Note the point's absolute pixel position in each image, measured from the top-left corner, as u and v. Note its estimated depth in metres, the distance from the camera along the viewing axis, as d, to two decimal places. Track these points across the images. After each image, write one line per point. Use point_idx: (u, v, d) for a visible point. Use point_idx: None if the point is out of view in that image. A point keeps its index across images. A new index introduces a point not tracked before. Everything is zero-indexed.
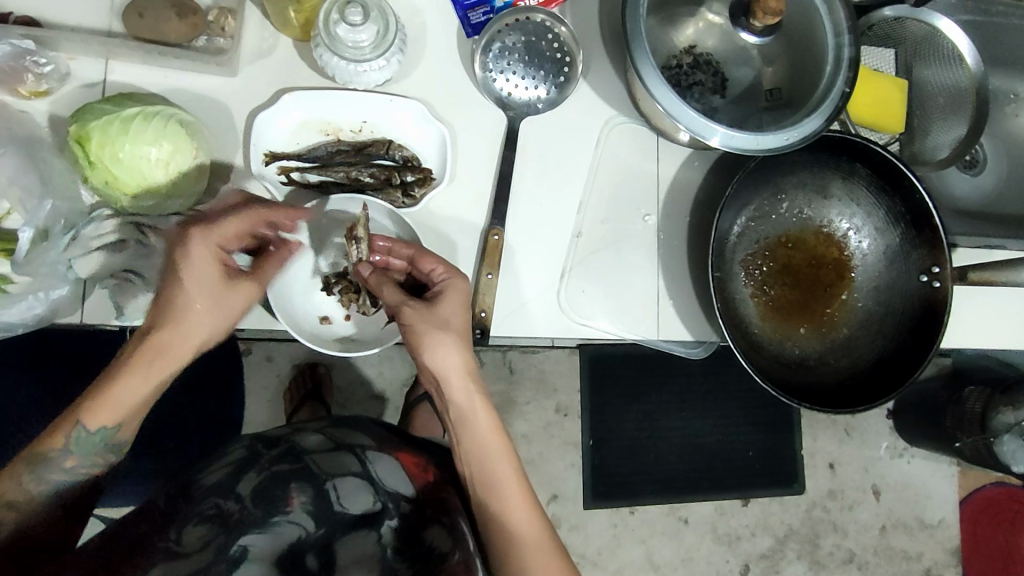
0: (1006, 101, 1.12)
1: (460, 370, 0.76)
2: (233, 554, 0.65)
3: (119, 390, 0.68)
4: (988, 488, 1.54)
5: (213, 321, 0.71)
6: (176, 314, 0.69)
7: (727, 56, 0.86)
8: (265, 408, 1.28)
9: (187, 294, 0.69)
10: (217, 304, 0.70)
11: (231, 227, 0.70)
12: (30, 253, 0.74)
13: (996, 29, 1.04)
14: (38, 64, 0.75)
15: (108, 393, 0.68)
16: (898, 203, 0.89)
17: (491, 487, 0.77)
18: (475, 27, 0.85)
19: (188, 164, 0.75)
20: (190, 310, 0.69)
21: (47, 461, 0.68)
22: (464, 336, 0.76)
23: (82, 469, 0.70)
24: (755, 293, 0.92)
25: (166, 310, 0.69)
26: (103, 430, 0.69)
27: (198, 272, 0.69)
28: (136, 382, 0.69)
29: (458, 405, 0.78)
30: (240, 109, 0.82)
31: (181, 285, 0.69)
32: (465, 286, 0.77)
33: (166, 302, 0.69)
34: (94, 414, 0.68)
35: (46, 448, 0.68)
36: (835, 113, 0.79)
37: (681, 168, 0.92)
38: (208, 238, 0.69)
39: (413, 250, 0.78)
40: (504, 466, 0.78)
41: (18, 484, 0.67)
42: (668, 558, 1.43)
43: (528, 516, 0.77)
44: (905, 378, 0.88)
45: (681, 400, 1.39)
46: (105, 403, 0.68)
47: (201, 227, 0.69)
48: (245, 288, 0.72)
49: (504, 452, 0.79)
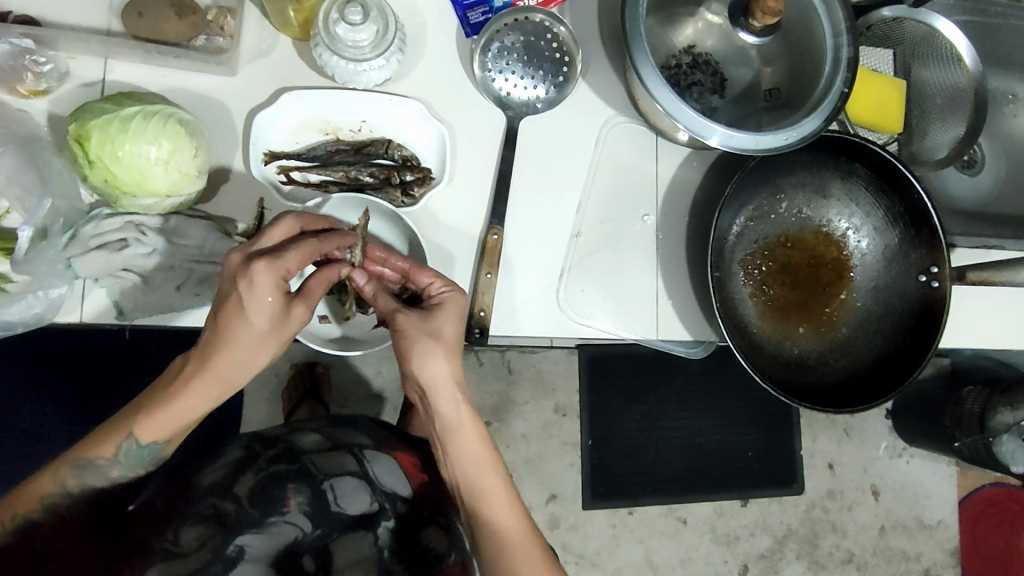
0: (1004, 102, 1.12)
1: (449, 380, 0.75)
2: (230, 554, 0.66)
3: (171, 412, 0.65)
4: (987, 489, 1.54)
5: (269, 353, 0.67)
6: (232, 343, 0.64)
7: (726, 55, 0.86)
8: (264, 408, 1.27)
9: (249, 325, 0.64)
10: (278, 336, 0.66)
11: (296, 258, 0.65)
12: (28, 252, 0.74)
13: (994, 29, 1.05)
14: (37, 63, 0.75)
15: (160, 414, 0.64)
16: (896, 202, 0.90)
17: (476, 494, 0.74)
18: (474, 26, 0.85)
19: (188, 163, 0.73)
20: (250, 343, 0.65)
21: (92, 468, 0.66)
22: (455, 346, 0.75)
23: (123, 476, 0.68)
24: (754, 292, 0.92)
25: (220, 337, 0.65)
26: (153, 445, 0.66)
27: (262, 301, 0.64)
28: (188, 406, 0.65)
29: (443, 416, 0.76)
30: (239, 108, 0.82)
31: (244, 319, 0.64)
32: (465, 301, 0.76)
33: (224, 334, 0.64)
34: (146, 430, 0.65)
35: (92, 456, 0.66)
36: (833, 113, 0.79)
37: (680, 168, 0.92)
38: (273, 271, 0.64)
39: (409, 262, 0.77)
40: (488, 473, 0.75)
41: (58, 486, 0.65)
42: (667, 558, 1.43)
43: (515, 521, 0.74)
44: (903, 378, 0.88)
45: (680, 400, 1.39)
46: (157, 422, 0.65)
47: (265, 260, 0.63)
48: (304, 318, 0.68)
49: (490, 457, 0.76)
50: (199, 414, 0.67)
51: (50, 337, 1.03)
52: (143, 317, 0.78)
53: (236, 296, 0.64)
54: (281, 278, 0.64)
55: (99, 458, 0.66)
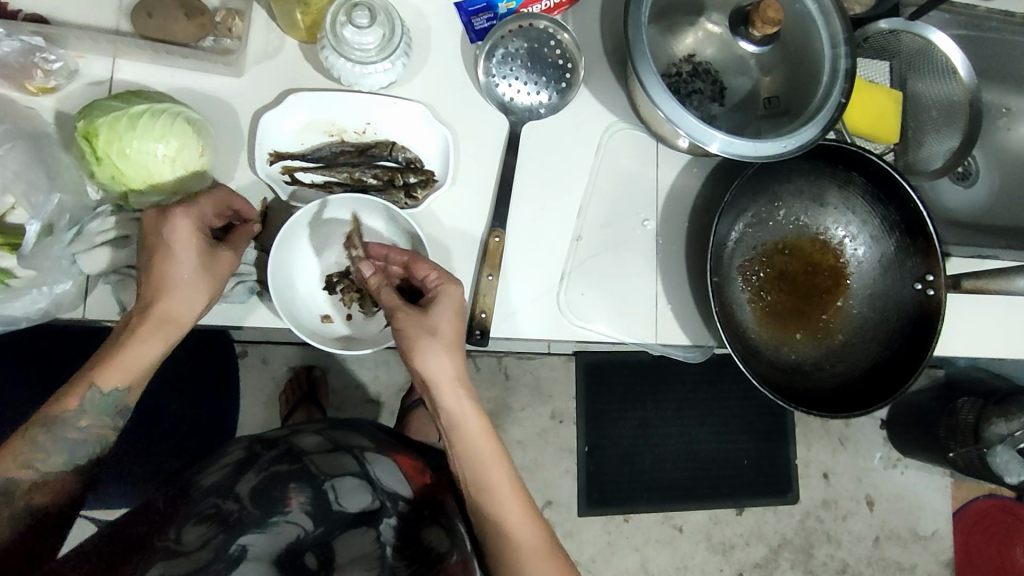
0: (998, 116, 1.14)
1: (453, 380, 0.76)
2: (233, 553, 0.64)
3: (127, 358, 0.70)
4: (981, 500, 1.54)
5: (210, 295, 0.72)
6: (173, 288, 0.70)
7: (726, 65, 0.87)
8: (260, 411, 1.28)
9: (184, 267, 0.70)
10: (212, 274, 0.72)
11: (209, 205, 0.72)
12: (35, 247, 0.74)
13: (990, 44, 1.06)
14: (47, 61, 0.76)
15: (117, 360, 0.70)
16: (893, 211, 0.91)
17: (480, 488, 0.75)
18: (478, 32, 0.87)
19: (194, 161, 0.75)
20: (187, 286, 0.70)
21: (62, 422, 0.69)
22: (454, 342, 0.76)
23: (93, 428, 0.71)
24: (752, 298, 0.93)
25: (159, 285, 0.70)
26: (116, 391, 0.71)
27: (188, 244, 0.70)
28: (142, 350, 0.70)
29: (452, 412, 0.76)
30: (246, 110, 0.83)
31: (173, 263, 0.69)
32: (458, 292, 0.76)
33: (162, 279, 0.70)
34: (106, 376, 0.70)
35: (60, 411, 0.69)
36: (832, 122, 0.80)
37: (680, 174, 0.93)
38: (189, 215, 0.70)
39: (409, 255, 0.79)
40: (494, 464, 0.76)
41: (37, 439, 0.68)
42: (663, 567, 1.43)
43: (518, 512, 0.75)
44: (900, 384, 0.88)
45: (677, 408, 1.42)
46: (119, 369, 0.70)
47: (180, 206, 0.69)
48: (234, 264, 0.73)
49: (497, 455, 0.77)
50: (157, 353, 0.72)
51: (53, 331, 1.03)
52: None
53: (165, 247, 0.69)
54: (195, 220, 0.70)
55: (67, 412, 0.70)
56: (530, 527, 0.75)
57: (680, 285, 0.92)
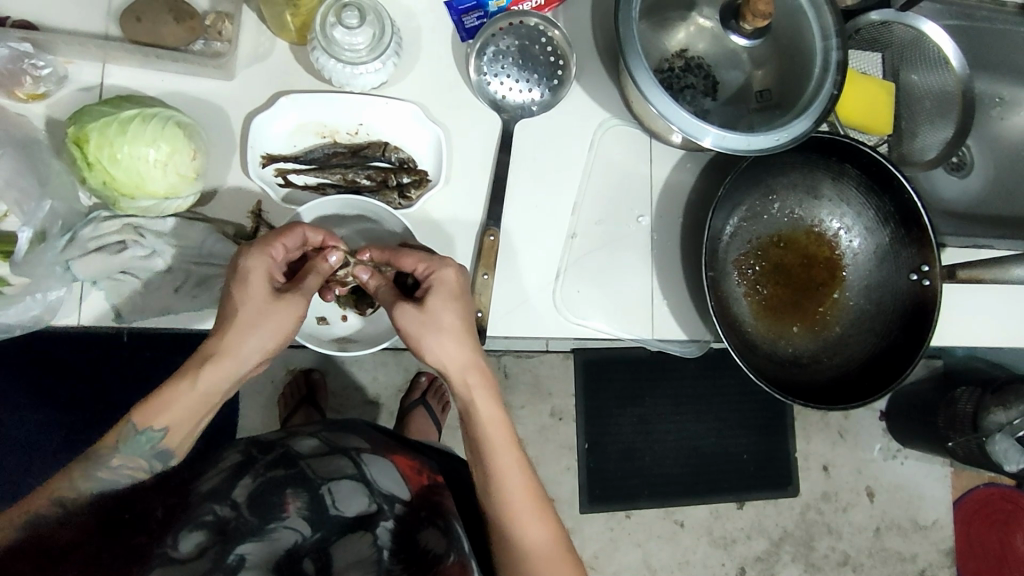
0: (991, 106, 1.14)
1: (458, 363, 0.74)
2: (231, 562, 0.64)
3: (164, 399, 0.67)
4: (982, 489, 1.54)
5: (267, 335, 0.70)
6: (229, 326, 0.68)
7: (718, 59, 0.87)
8: (260, 414, 1.28)
9: (244, 301, 0.68)
10: (274, 319, 0.69)
11: (280, 239, 0.71)
12: (27, 253, 0.76)
13: (983, 34, 1.06)
14: (36, 68, 0.76)
15: (155, 396, 0.67)
16: (886, 202, 0.91)
17: (489, 469, 0.74)
18: (469, 31, 0.87)
19: (186, 165, 0.74)
20: (244, 323, 0.68)
21: (97, 459, 0.66)
22: (461, 330, 0.74)
23: (127, 469, 0.67)
24: (748, 292, 0.93)
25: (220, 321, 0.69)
26: (151, 431, 0.67)
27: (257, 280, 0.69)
28: (183, 391, 0.67)
29: (462, 401, 0.76)
30: (238, 114, 0.83)
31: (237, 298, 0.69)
32: (448, 275, 0.74)
33: (235, 322, 0.68)
34: (142, 413, 0.67)
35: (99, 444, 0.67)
36: (822, 115, 0.80)
37: (673, 171, 0.93)
38: (264, 254, 0.70)
39: (389, 254, 0.77)
40: (504, 451, 0.75)
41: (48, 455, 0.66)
42: (664, 563, 1.43)
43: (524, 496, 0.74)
44: (896, 376, 0.88)
45: (675, 403, 1.42)
46: (155, 406, 0.67)
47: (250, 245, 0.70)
48: (299, 310, 0.71)
49: (508, 441, 0.76)
50: (198, 400, 0.68)
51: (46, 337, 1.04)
52: (141, 320, 0.79)
53: (236, 281, 0.69)
54: (268, 257, 0.70)
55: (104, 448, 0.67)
56: (540, 519, 0.75)
57: (673, 281, 0.92)
